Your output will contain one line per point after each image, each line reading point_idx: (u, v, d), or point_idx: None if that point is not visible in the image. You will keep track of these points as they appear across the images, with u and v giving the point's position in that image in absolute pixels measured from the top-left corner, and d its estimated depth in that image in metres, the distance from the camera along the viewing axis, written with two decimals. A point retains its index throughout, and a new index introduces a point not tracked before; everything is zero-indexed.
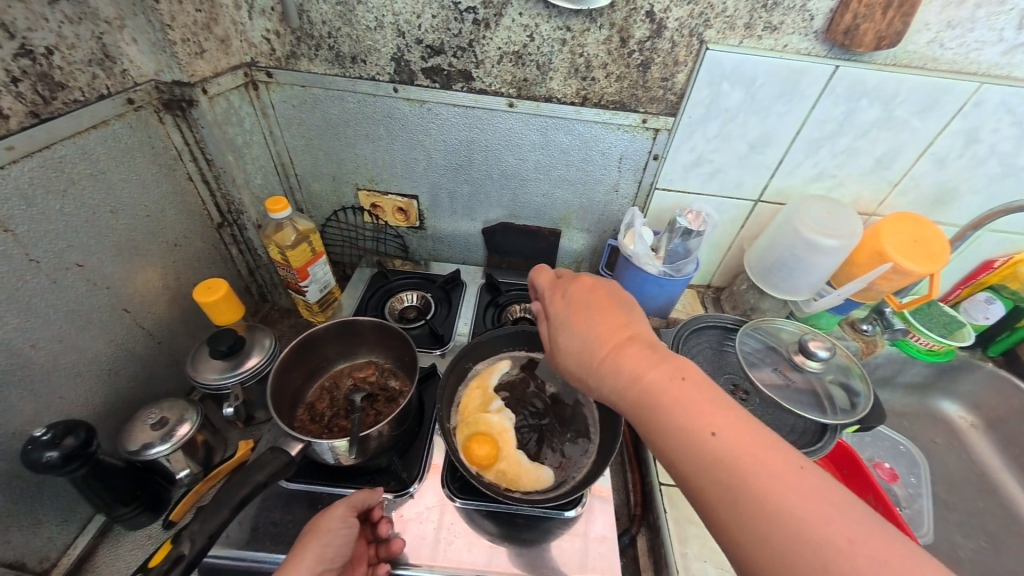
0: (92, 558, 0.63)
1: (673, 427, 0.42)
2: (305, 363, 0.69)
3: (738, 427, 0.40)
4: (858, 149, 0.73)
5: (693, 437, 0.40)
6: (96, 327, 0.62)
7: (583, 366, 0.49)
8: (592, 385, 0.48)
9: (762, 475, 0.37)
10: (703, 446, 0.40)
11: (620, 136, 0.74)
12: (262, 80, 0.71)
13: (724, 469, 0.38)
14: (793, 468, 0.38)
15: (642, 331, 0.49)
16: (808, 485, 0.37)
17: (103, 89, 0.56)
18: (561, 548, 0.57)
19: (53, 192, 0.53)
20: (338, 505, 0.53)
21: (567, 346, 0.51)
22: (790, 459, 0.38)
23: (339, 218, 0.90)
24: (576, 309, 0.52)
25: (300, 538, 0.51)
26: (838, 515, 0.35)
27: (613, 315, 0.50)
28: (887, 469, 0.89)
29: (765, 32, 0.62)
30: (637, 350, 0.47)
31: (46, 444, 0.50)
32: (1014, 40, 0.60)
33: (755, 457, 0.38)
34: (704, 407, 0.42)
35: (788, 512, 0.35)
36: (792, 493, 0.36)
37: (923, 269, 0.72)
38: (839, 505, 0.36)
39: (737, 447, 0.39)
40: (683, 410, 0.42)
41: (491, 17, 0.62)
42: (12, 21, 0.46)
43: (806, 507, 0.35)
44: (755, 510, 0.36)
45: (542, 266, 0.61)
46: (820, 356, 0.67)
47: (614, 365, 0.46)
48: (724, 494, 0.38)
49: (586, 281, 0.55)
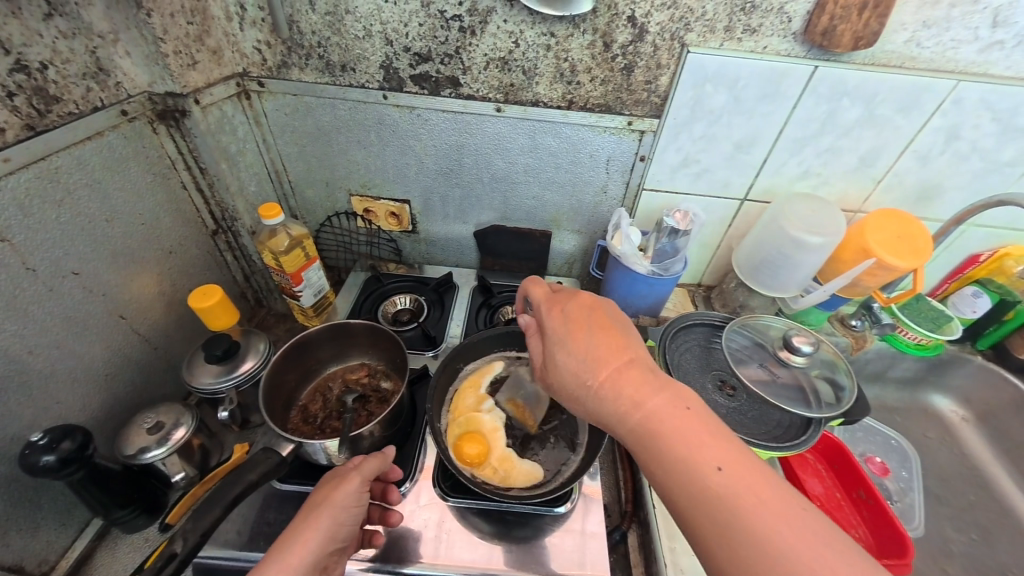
0: (91, 560, 0.64)
1: (674, 458, 0.43)
2: (297, 366, 0.71)
3: (739, 464, 0.41)
4: (842, 148, 0.74)
5: (695, 469, 0.41)
6: (94, 333, 0.63)
7: (580, 386, 0.49)
8: (588, 406, 0.49)
9: (762, 511, 0.38)
10: (703, 478, 0.41)
11: (607, 139, 0.75)
12: (254, 90, 0.72)
13: (725, 504, 0.39)
14: (792, 509, 0.39)
15: (640, 354, 0.50)
16: (807, 527, 0.38)
17: (98, 101, 0.58)
18: (551, 544, 0.58)
19: (50, 202, 0.55)
20: (350, 476, 0.52)
21: (564, 364, 0.51)
22: (786, 497, 0.40)
23: (334, 223, 0.92)
24: (575, 329, 0.52)
25: (308, 509, 0.49)
26: (834, 557, 0.36)
27: (612, 336, 0.50)
28: (879, 464, 0.90)
29: (745, 34, 0.63)
30: (638, 375, 0.47)
31: (44, 448, 0.51)
32: (990, 38, 0.62)
33: (753, 492, 0.39)
34: (707, 441, 0.43)
35: (787, 550, 0.36)
36: (789, 532, 0.37)
37: (907, 265, 0.73)
38: (836, 546, 0.37)
39: (737, 482, 0.40)
40: (686, 442, 0.43)
41: (477, 25, 0.64)
42: (8, 37, 0.48)
43: (803, 547, 0.36)
44: (748, 540, 0.38)
45: (539, 281, 0.62)
46: (805, 352, 0.68)
47: (613, 388, 0.47)
48: (720, 526, 0.39)
49: (584, 299, 0.55)
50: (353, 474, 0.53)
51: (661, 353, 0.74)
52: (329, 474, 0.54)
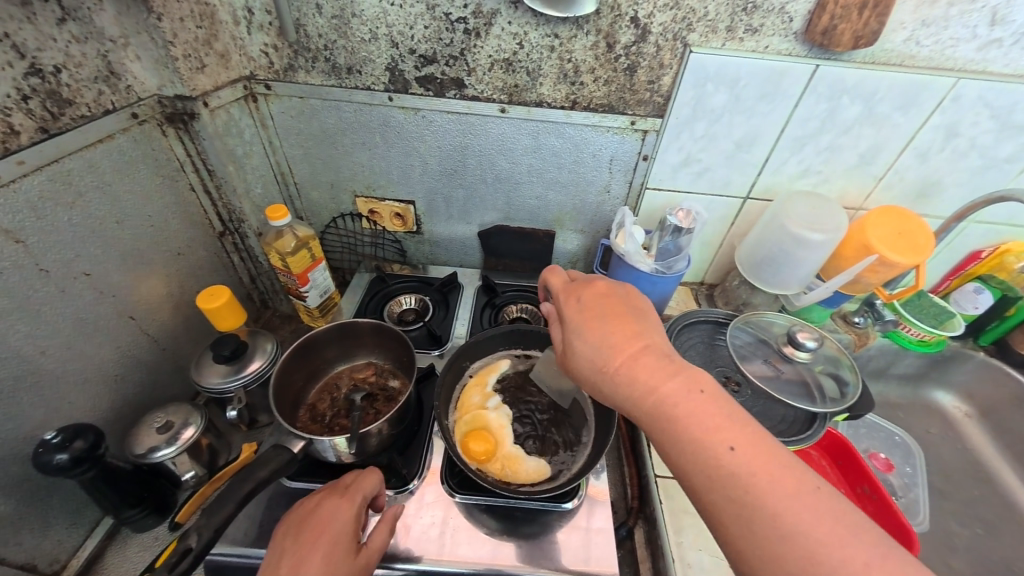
0: (101, 560, 0.64)
1: (688, 439, 0.43)
2: (305, 365, 0.71)
3: (754, 446, 0.42)
4: (842, 146, 0.75)
5: (709, 450, 0.42)
6: (103, 334, 0.64)
7: (597, 371, 0.50)
8: (605, 391, 0.49)
9: (776, 491, 0.39)
10: (719, 460, 0.41)
11: (610, 138, 0.76)
12: (260, 93, 0.73)
13: (740, 483, 0.40)
14: (807, 488, 0.39)
15: (655, 340, 0.50)
16: (821, 506, 0.38)
17: (109, 104, 0.59)
18: (558, 540, 0.58)
19: (62, 204, 0.55)
20: (367, 550, 0.51)
21: (580, 351, 0.51)
22: (802, 478, 0.40)
23: (339, 225, 0.93)
24: (590, 316, 0.52)
25: (319, 570, 0.47)
26: (848, 534, 0.37)
27: (627, 323, 0.51)
28: (883, 459, 0.90)
29: (746, 34, 0.64)
30: (653, 361, 0.47)
31: (57, 446, 0.52)
32: (988, 36, 0.62)
33: (768, 472, 0.40)
34: (721, 422, 0.43)
35: (801, 529, 0.37)
36: (803, 510, 0.38)
37: (909, 261, 0.74)
38: (850, 525, 0.37)
39: (751, 462, 0.40)
40: (700, 423, 0.43)
41: (481, 27, 0.65)
42: (23, 42, 0.49)
43: (817, 524, 0.37)
44: (762, 518, 0.39)
45: (556, 269, 0.62)
46: (809, 347, 0.69)
47: (629, 373, 0.47)
48: (736, 508, 0.40)
49: (600, 288, 0.55)
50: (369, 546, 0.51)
51: None
52: (336, 526, 0.50)
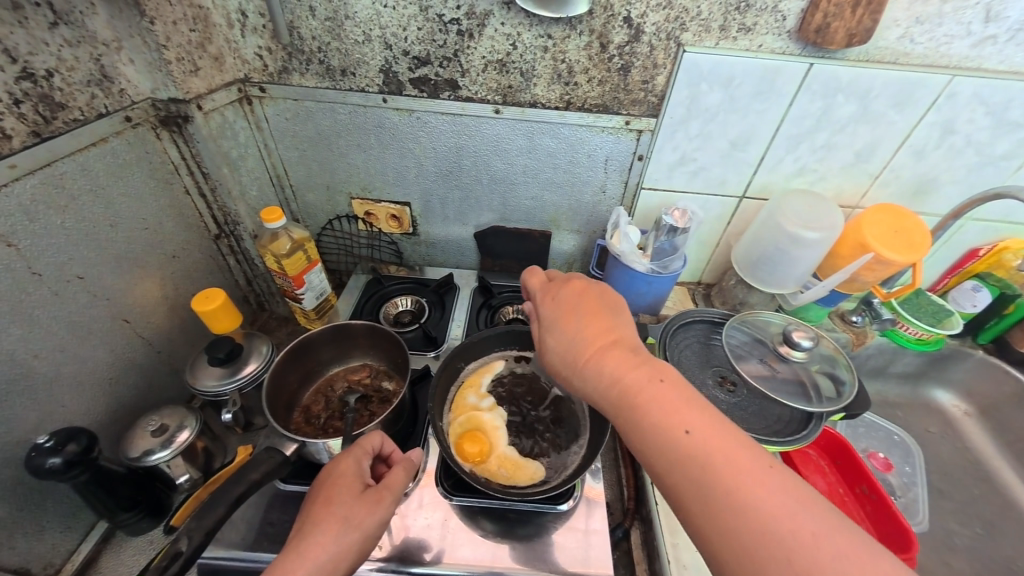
0: (96, 563, 0.64)
1: (649, 424, 0.43)
2: (299, 367, 0.71)
3: (713, 428, 0.42)
4: (837, 144, 0.75)
5: (667, 434, 0.42)
6: (98, 337, 0.64)
7: (568, 366, 0.50)
8: (575, 385, 0.50)
9: (732, 471, 0.39)
10: (680, 445, 0.42)
11: (605, 138, 0.76)
12: (255, 95, 0.73)
13: (696, 464, 0.40)
14: (764, 468, 0.40)
15: (626, 335, 0.50)
16: (781, 489, 0.38)
17: (102, 108, 0.59)
18: (554, 542, 0.58)
19: (54, 208, 0.55)
20: (382, 495, 0.50)
21: (553, 346, 0.52)
22: (761, 461, 0.40)
23: (335, 226, 0.93)
24: (565, 312, 0.53)
25: (333, 520, 0.47)
26: (803, 511, 0.37)
27: (599, 319, 0.51)
28: (882, 459, 0.90)
29: (740, 33, 0.64)
30: (621, 354, 0.48)
31: (50, 450, 0.52)
32: (982, 33, 0.62)
33: (724, 453, 0.40)
34: (680, 407, 0.43)
35: (757, 508, 0.38)
36: (759, 490, 0.38)
37: (906, 259, 0.74)
38: (805, 502, 0.38)
39: (707, 444, 0.41)
40: (659, 409, 0.44)
41: (475, 28, 0.65)
42: (14, 46, 0.49)
43: (772, 503, 0.38)
44: (719, 497, 0.39)
45: (536, 269, 0.62)
46: (804, 347, 0.69)
47: (597, 366, 0.48)
48: (695, 488, 0.40)
49: (575, 285, 0.55)
50: (384, 490, 0.51)
51: (662, 351, 0.74)
52: (348, 476, 0.51)
